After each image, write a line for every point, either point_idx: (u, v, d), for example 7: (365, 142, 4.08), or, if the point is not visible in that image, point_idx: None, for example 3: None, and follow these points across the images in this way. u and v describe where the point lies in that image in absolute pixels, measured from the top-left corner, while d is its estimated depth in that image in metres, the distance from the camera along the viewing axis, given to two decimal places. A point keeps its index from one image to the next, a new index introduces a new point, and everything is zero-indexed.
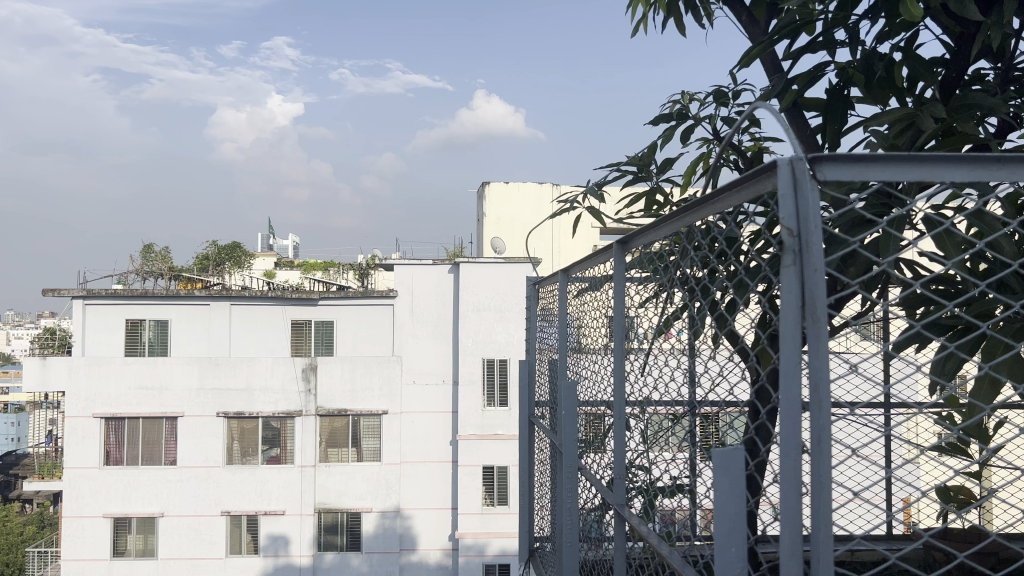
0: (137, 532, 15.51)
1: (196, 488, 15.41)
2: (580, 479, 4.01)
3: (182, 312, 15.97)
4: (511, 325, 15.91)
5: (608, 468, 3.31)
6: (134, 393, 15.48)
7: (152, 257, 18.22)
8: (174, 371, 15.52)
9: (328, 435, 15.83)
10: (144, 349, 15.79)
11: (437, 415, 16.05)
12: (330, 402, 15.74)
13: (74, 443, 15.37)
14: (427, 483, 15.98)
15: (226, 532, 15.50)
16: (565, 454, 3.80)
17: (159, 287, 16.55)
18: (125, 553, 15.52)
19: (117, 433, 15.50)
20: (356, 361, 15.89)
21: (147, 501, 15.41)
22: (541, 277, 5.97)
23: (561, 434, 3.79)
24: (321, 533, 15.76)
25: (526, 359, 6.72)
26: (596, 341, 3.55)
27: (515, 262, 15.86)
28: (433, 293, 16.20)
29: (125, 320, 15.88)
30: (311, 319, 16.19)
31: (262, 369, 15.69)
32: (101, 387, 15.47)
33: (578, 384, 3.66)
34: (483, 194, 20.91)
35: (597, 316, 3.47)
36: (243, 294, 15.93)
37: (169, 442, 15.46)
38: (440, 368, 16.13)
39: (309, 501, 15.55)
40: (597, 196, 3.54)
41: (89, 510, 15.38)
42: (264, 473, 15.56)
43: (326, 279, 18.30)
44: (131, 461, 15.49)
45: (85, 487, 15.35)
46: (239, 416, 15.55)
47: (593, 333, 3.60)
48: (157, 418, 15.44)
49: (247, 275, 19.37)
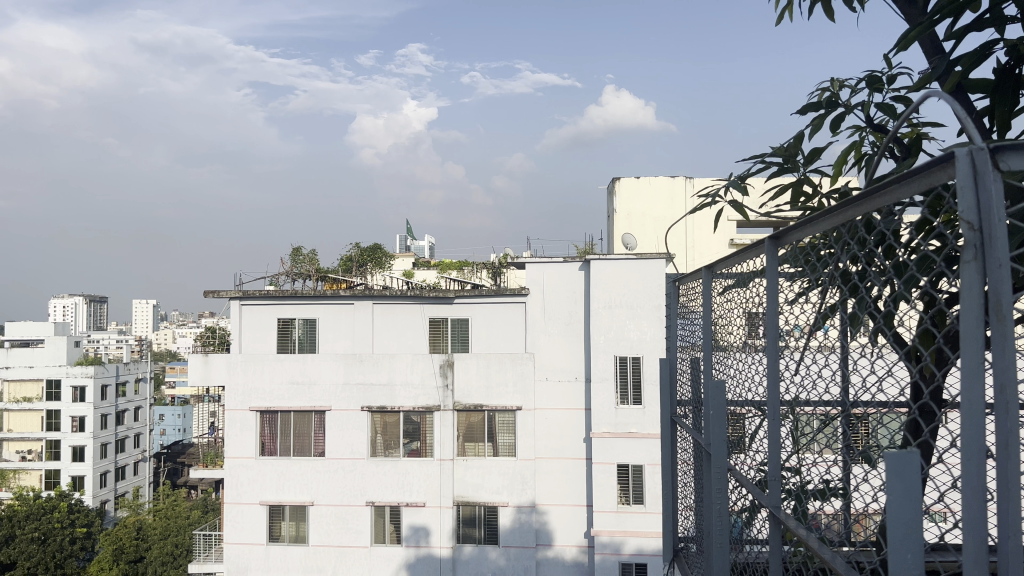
0: (290, 519, 16.43)
1: (342, 479, 16.19)
2: (730, 481, 3.90)
3: (329, 312, 16.79)
4: (643, 322, 15.60)
5: (760, 469, 3.20)
6: (285, 388, 16.42)
7: (301, 259, 19.24)
8: (322, 367, 16.34)
9: (465, 430, 16.20)
10: (294, 346, 16.72)
11: (571, 412, 16.06)
12: (466, 397, 16.12)
13: (233, 434, 16.50)
14: (562, 479, 16.04)
15: (370, 522, 16.16)
16: (713, 454, 3.75)
17: (308, 287, 17.47)
18: (279, 539, 16.46)
19: (270, 426, 16.48)
20: (491, 358, 16.17)
21: (299, 490, 16.32)
22: (681, 273, 5.91)
23: (711, 434, 3.70)
24: (460, 525, 16.16)
25: (666, 357, 6.66)
26: (745, 338, 3.45)
27: (647, 259, 15.61)
28: (565, 291, 16.23)
29: (278, 319, 16.87)
30: (447, 317, 16.64)
31: (401, 365, 16.20)
32: (256, 381, 16.51)
33: (725, 381, 3.57)
34: (614, 190, 20.76)
35: (746, 313, 3.38)
36: (384, 293, 16.55)
37: (317, 434, 16.33)
38: (574, 366, 16.13)
39: (448, 494, 16.01)
40: (740, 189, 3.44)
41: (247, 497, 16.46)
42: (405, 465, 16.12)
43: (461, 278, 18.73)
44: (284, 452, 16.45)
45: (244, 475, 16.45)
46: (381, 411, 16.17)
47: (740, 329, 3.50)
48: (307, 411, 16.33)
49: (387, 276, 20.10)
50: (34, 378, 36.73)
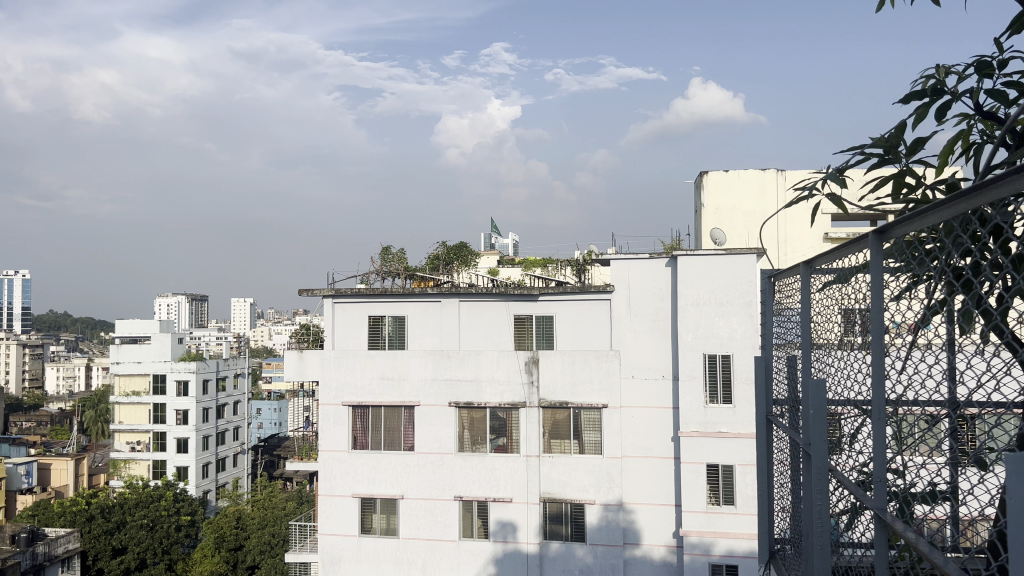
0: (381, 512, 16.80)
1: (431, 474, 16.48)
2: (832, 482, 3.78)
3: (417, 309, 17.09)
4: (733, 320, 15.26)
5: (864, 469, 3.11)
6: (375, 383, 16.81)
7: (390, 258, 19.66)
8: (410, 363, 16.65)
9: (551, 427, 16.22)
10: (384, 343, 17.12)
11: (658, 410, 15.88)
12: (552, 394, 16.14)
13: (326, 428, 17.01)
14: (649, 478, 15.87)
15: (459, 516, 16.39)
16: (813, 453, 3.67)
17: (396, 286, 17.83)
18: (370, 531, 16.87)
19: (362, 420, 16.91)
20: (576, 355, 16.14)
21: (390, 484, 16.68)
22: (777, 269, 5.78)
23: (810, 434, 3.61)
24: (547, 522, 16.20)
25: (761, 356, 6.54)
26: (847, 335, 3.35)
27: (737, 254, 15.25)
28: (651, 288, 16.04)
29: (368, 317, 17.28)
30: (532, 314, 16.69)
31: (488, 362, 16.35)
32: (348, 377, 16.97)
33: (826, 381, 3.47)
34: (702, 184, 20.41)
35: (849, 310, 3.28)
36: (470, 291, 16.72)
37: (407, 429, 16.65)
38: (661, 363, 15.93)
39: (534, 490, 16.09)
40: (837, 182, 3.32)
41: (340, 489, 16.95)
42: (492, 461, 16.27)
43: (546, 275, 18.77)
44: (374, 446, 16.84)
45: (337, 468, 16.94)
46: (468, 407, 16.36)
47: (843, 326, 3.40)
48: (397, 406, 16.67)
49: (474, 274, 20.30)
50: (141, 372, 38.75)
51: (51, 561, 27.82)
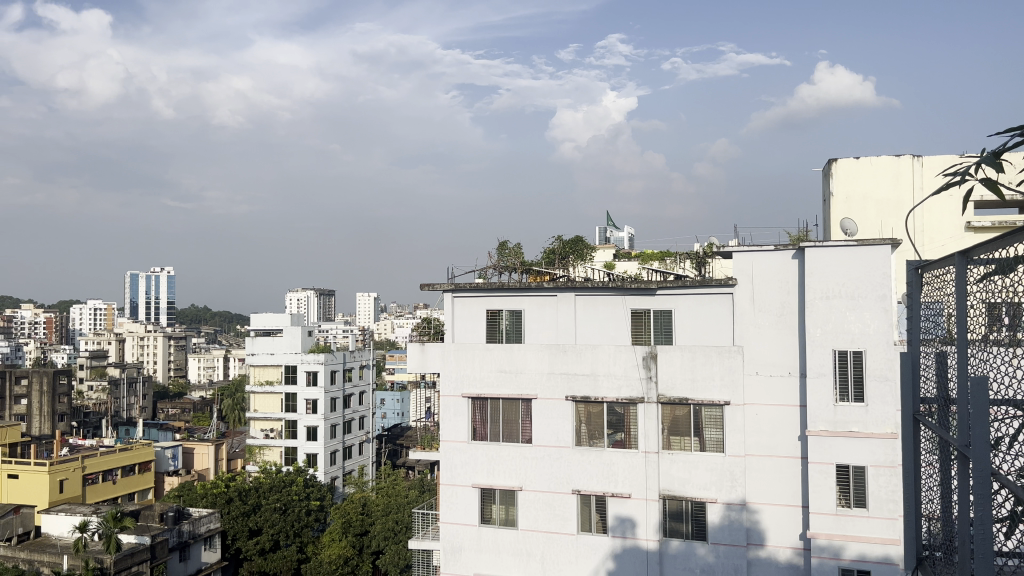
0: (501, 503, 17.05)
1: (550, 467, 16.57)
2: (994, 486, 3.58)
3: (535, 303, 17.17)
4: (865, 314, 14.55)
5: None
6: (495, 376, 17.03)
7: (507, 253, 19.88)
8: (528, 357, 16.76)
9: (670, 423, 15.99)
10: (502, 337, 17.33)
11: (784, 408, 15.36)
12: (671, 390, 15.90)
13: (447, 419, 17.39)
14: (774, 478, 15.39)
15: (577, 510, 16.41)
16: (974, 456, 3.56)
17: (514, 280, 18.00)
18: (490, 521, 17.12)
19: (481, 412, 17.19)
20: (696, 350, 15.80)
21: (509, 476, 16.89)
22: (925, 260, 5.51)
23: (971, 434, 3.45)
24: (667, 519, 15.97)
25: (907, 352, 6.25)
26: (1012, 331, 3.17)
27: (869, 245, 14.53)
28: (776, 281, 15.51)
29: (487, 311, 17.53)
30: (650, 308, 16.46)
31: (606, 356, 16.26)
32: (468, 369, 17.28)
33: (987, 378, 3.31)
34: (830, 172, 19.56)
35: (1015, 301, 3.11)
36: (587, 285, 16.67)
37: (525, 421, 16.81)
38: (787, 359, 15.39)
39: (653, 487, 15.89)
40: (994, 166, 3.13)
41: (460, 479, 17.29)
42: (611, 456, 16.18)
43: (664, 269, 18.49)
44: (493, 438, 17.09)
45: (458, 459, 17.29)
46: (585, 401, 16.34)
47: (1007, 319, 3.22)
48: (515, 399, 16.85)
49: (590, 267, 20.21)
50: (274, 364, 40.77)
51: (195, 539, 29.76)
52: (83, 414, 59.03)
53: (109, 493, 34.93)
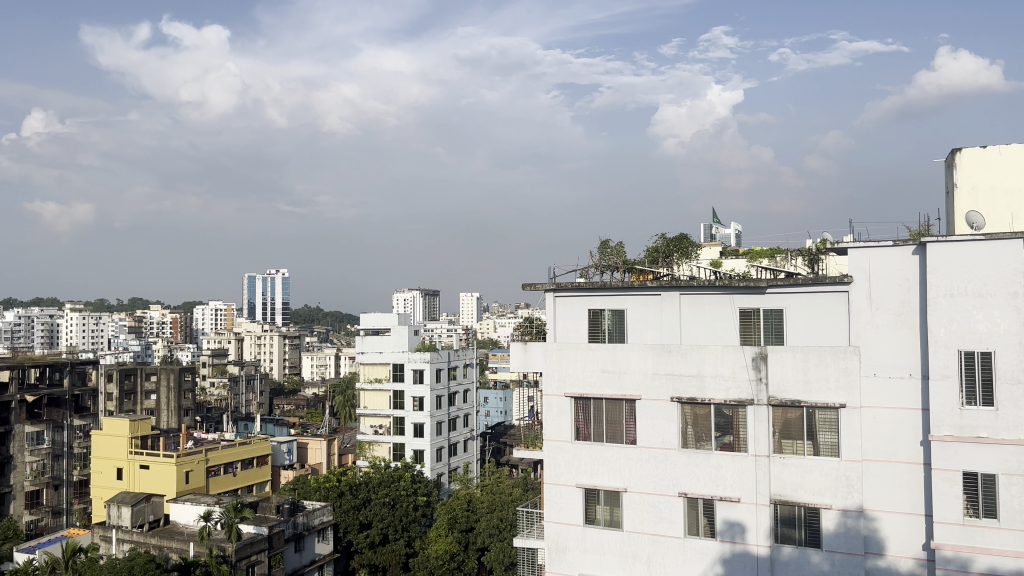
0: (605, 503, 16.96)
1: (655, 468, 16.36)
2: None
3: (639, 302, 16.96)
4: (995, 312, 13.68)
5: None
6: (598, 376, 16.94)
7: (610, 252, 19.72)
8: (632, 357, 16.59)
9: (781, 426, 15.50)
10: (605, 336, 17.21)
11: (905, 411, 14.65)
12: (782, 392, 15.41)
13: (551, 419, 17.43)
14: (894, 485, 14.68)
15: (684, 513, 16.13)
16: None
17: (616, 279, 17.87)
18: (595, 522, 17.05)
19: (585, 412, 17.14)
20: (809, 351, 15.25)
21: (613, 476, 16.77)
22: None
23: None
24: (778, 525, 15.49)
25: None
26: None
27: (998, 239, 13.67)
28: (895, 278, 14.79)
29: (588, 310, 17.43)
30: (759, 307, 16.00)
31: (713, 357, 15.91)
32: (571, 369, 17.26)
33: None
34: (953, 163, 18.49)
35: None
36: (692, 284, 16.35)
37: (629, 422, 16.66)
38: (907, 360, 14.65)
39: (764, 491, 15.44)
40: None
41: (564, 479, 17.30)
42: (718, 459, 15.82)
43: (773, 266, 17.95)
44: (597, 438, 17.02)
45: (561, 458, 17.31)
46: (691, 402, 16.05)
47: None
48: (618, 400, 16.72)
49: (696, 266, 19.85)
50: (382, 361, 41.98)
51: (309, 530, 30.96)
52: (207, 410, 62.42)
53: (231, 484, 36.75)
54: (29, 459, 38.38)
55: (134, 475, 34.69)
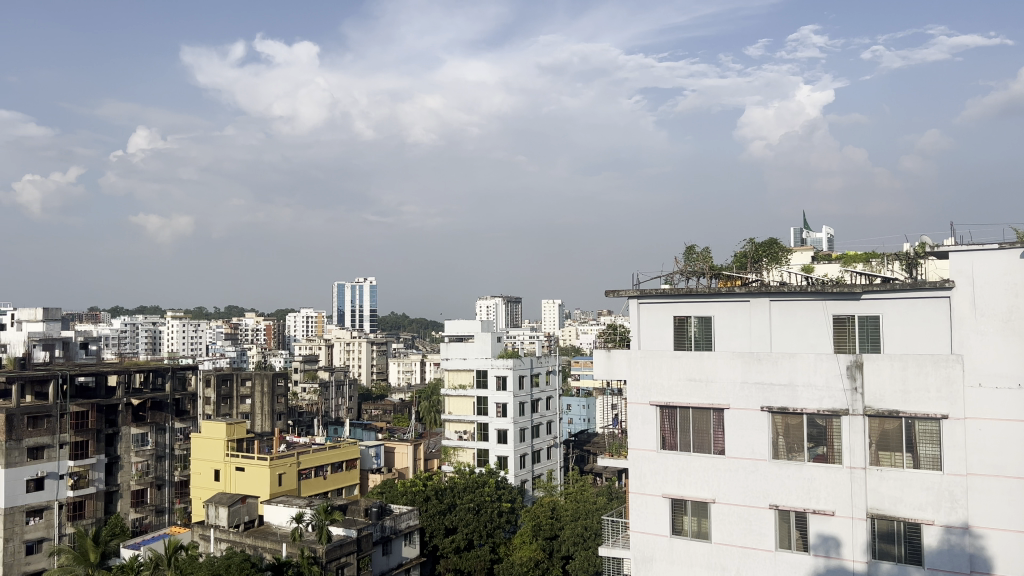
0: (692, 514, 16.67)
1: (744, 479, 15.98)
2: None
3: (726, 309, 16.62)
4: None
5: None
6: (684, 384, 16.68)
7: (695, 258, 19.41)
8: (720, 365, 16.27)
9: (878, 437, 14.90)
10: (691, 344, 16.94)
11: (1014, 424, 13.82)
12: (879, 402, 14.83)
13: (636, 427, 17.26)
14: (1003, 501, 13.85)
15: (775, 526, 15.69)
16: None
17: (702, 285, 17.58)
18: (682, 532, 16.77)
19: (671, 421, 16.88)
20: (907, 359, 14.64)
21: (701, 487, 16.46)
22: None
23: None
24: (876, 540, 14.89)
25: None
26: None
27: None
28: (1003, 283, 14.04)
29: (674, 317, 17.18)
30: (854, 314, 15.47)
31: (805, 365, 15.46)
32: (656, 377, 17.05)
33: None
34: None
35: None
36: (783, 290, 15.93)
37: (717, 432, 16.34)
38: (1016, 370, 13.84)
39: (860, 505, 14.89)
40: None
41: (650, 488, 17.07)
42: (811, 470, 15.34)
43: (869, 272, 17.33)
44: (684, 447, 16.74)
45: (647, 467, 17.09)
46: (782, 412, 15.62)
47: None
48: (706, 409, 16.42)
49: (786, 271, 19.34)
50: (467, 368, 42.40)
51: (396, 534, 31.46)
52: (299, 414, 64.29)
53: (321, 487, 37.74)
54: (134, 459, 40.34)
55: (231, 476, 36.04)
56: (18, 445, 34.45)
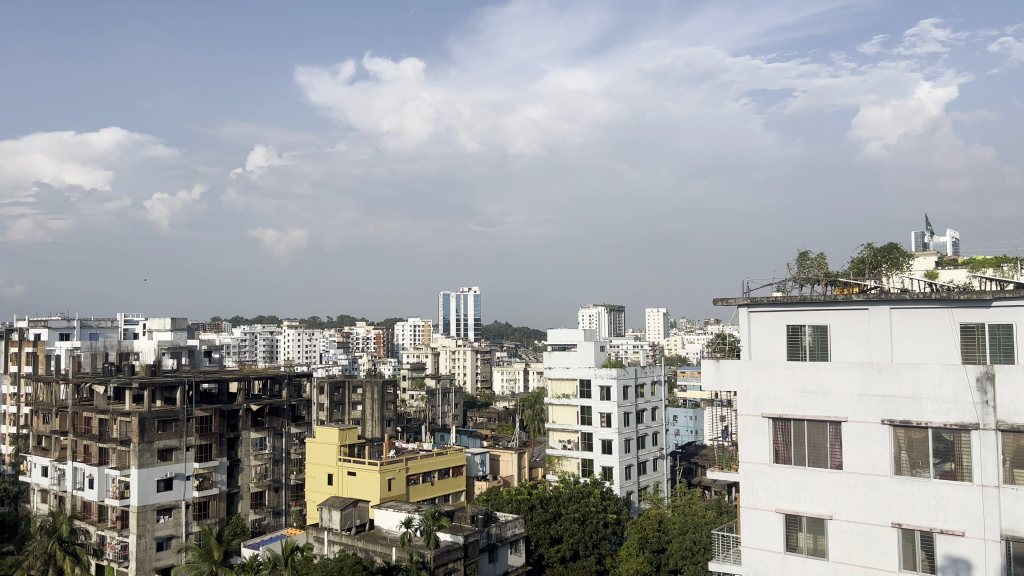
0: (808, 531, 16.06)
1: (863, 496, 15.27)
2: None
3: (843, 317, 15.96)
4: None
5: None
6: (798, 396, 16.13)
7: (809, 265, 18.75)
8: (838, 376, 15.63)
9: (1013, 454, 13.92)
10: (806, 354, 16.35)
11: None
12: (1013, 417, 13.86)
13: (747, 440, 16.79)
14: None
15: (898, 545, 14.92)
16: None
17: (816, 293, 16.96)
18: (797, 550, 16.16)
19: (784, 434, 16.35)
20: None
21: (817, 503, 15.84)
22: None
23: None
24: (1012, 564, 13.90)
25: None
26: None
27: None
28: None
29: (787, 326, 16.63)
30: (984, 323, 14.58)
31: (930, 375, 14.65)
32: (768, 388, 16.54)
33: None
34: None
35: None
36: (905, 296, 15.15)
37: (834, 446, 15.70)
38: None
39: (994, 526, 13.95)
40: None
41: (763, 503, 16.54)
42: (938, 488, 14.50)
43: (1000, 278, 16.31)
44: (798, 461, 16.17)
45: (759, 481, 16.58)
46: (905, 425, 14.86)
47: None
48: (822, 421, 15.82)
49: (908, 278, 18.38)
50: (570, 377, 42.32)
51: (501, 542, 31.60)
52: (406, 421, 65.68)
53: (429, 493, 38.43)
54: (254, 463, 42.17)
55: (343, 481, 37.20)
56: (149, 447, 36.67)
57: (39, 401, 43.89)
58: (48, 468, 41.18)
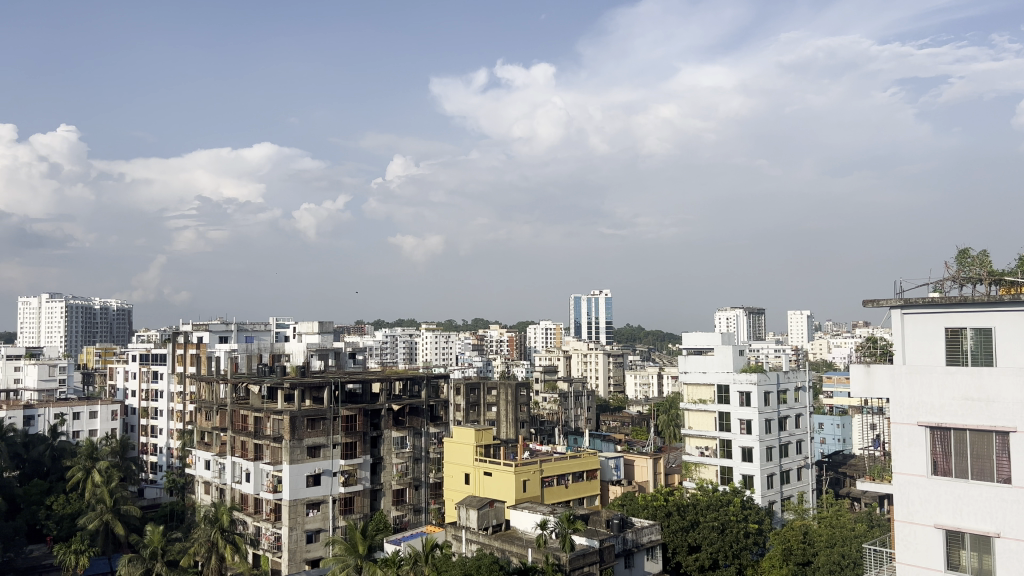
0: (972, 549, 14.95)
1: None
2: None
3: (1010, 318, 14.72)
4: None
5: None
6: (958, 404, 15.04)
7: (970, 263, 17.42)
8: (1004, 382, 14.46)
9: None
10: (967, 358, 15.17)
11: None
12: None
13: (901, 450, 15.82)
14: None
15: None
16: None
17: (979, 292, 15.73)
18: (960, 568, 15.07)
19: (943, 444, 15.29)
20: None
21: (981, 519, 14.71)
22: None
23: None
24: None
25: None
26: None
27: None
28: None
29: (945, 329, 15.51)
30: None
31: None
32: (924, 396, 15.54)
33: None
34: None
35: None
36: None
37: (1001, 459, 14.53)
38: None
39: None
40: None
41: (920, 517, 15.53)
42: None
43: None
44: (960, 474, 15.08)
45: (916, 494, 15.57)
46: None
47: None
48: (986, 432, 14.67)
49: None
50: (707, 382, 41.34)
51: (638, 548, 31.19)
52: (540, 423, 66.23)
53: (564, 496, 38.49)
54: (395, 461, 43.65)
55: (480, 481, 37.91)
56: (299, 444, 38.78)
57: (202, 399, 47.30)
58: (211, 462, 44.32)
